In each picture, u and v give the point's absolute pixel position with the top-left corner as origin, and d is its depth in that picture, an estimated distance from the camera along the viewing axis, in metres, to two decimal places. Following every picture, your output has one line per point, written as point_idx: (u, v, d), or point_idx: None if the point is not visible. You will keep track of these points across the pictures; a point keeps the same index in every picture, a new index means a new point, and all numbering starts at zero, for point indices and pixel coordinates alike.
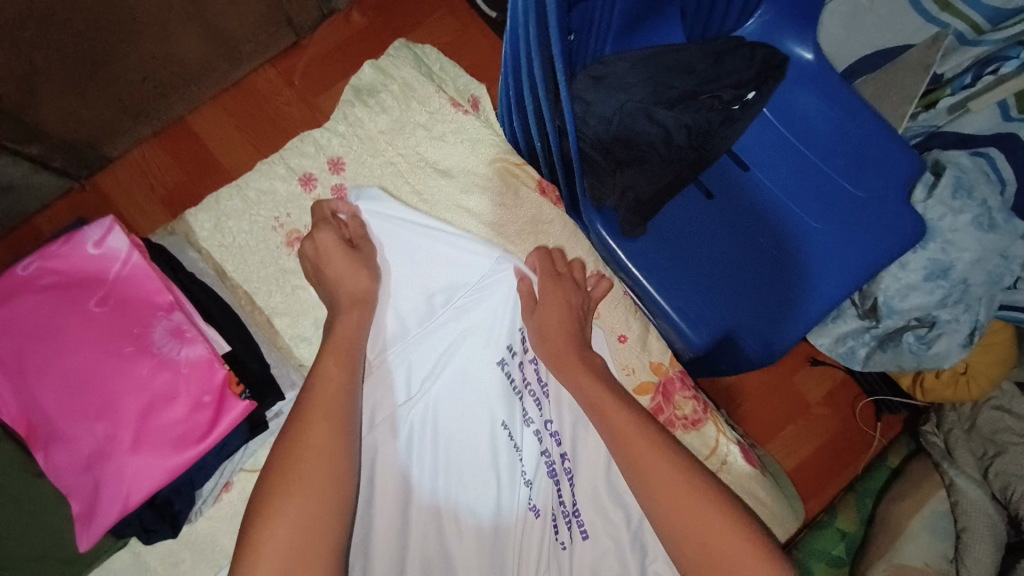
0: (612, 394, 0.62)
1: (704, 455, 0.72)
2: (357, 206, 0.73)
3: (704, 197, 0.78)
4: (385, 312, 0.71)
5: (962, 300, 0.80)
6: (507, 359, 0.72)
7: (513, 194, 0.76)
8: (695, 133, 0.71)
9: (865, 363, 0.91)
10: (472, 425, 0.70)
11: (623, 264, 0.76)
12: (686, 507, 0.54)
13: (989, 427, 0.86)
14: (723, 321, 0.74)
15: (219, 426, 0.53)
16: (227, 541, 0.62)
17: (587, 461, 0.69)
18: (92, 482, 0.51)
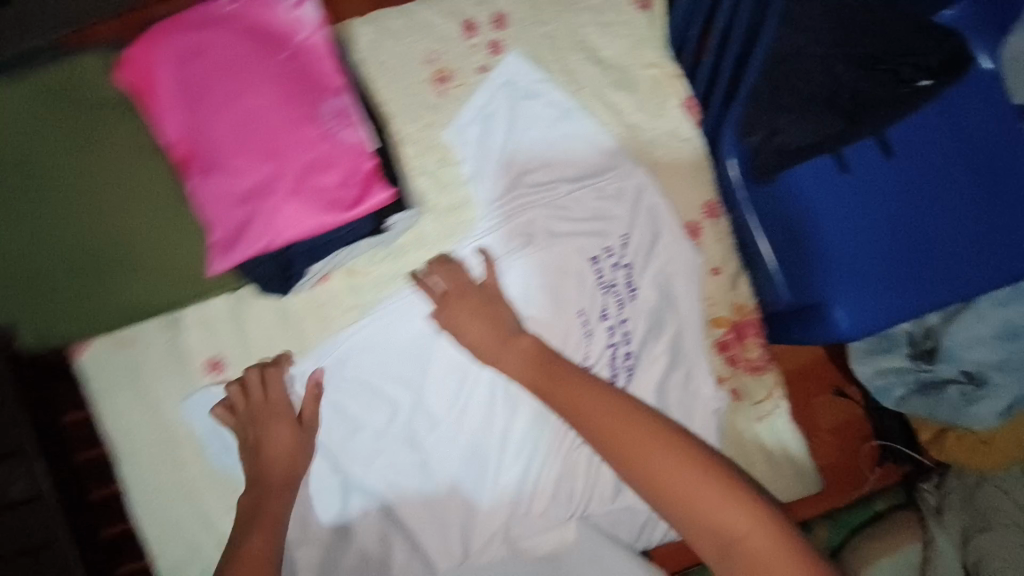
0: (609, 406, 0.67)
1: (757, 399, 0.77)
2: (505, 71, 0.76)
3: (839, 168, 0.75)
4: (510, 175, 0.76)
5: (1020, 369, 0.84)
6: (600, 257, 0.75)
7: (658, 103, 0.77)
8: (859, 99, 0.73)
9: (896, 403, 0.91)
10: (555, 304, 0.75)
11: (742, 203, 0.75)
12: (700, 504, 0.61)
13: (985, 503, 0.86)
14: (825, 286, 0.72)
15: (362, 205, 0.59)
16: (319, 317, 0.75)
17: (650, 368, 0.75)
18: (248, 212, 0.58)
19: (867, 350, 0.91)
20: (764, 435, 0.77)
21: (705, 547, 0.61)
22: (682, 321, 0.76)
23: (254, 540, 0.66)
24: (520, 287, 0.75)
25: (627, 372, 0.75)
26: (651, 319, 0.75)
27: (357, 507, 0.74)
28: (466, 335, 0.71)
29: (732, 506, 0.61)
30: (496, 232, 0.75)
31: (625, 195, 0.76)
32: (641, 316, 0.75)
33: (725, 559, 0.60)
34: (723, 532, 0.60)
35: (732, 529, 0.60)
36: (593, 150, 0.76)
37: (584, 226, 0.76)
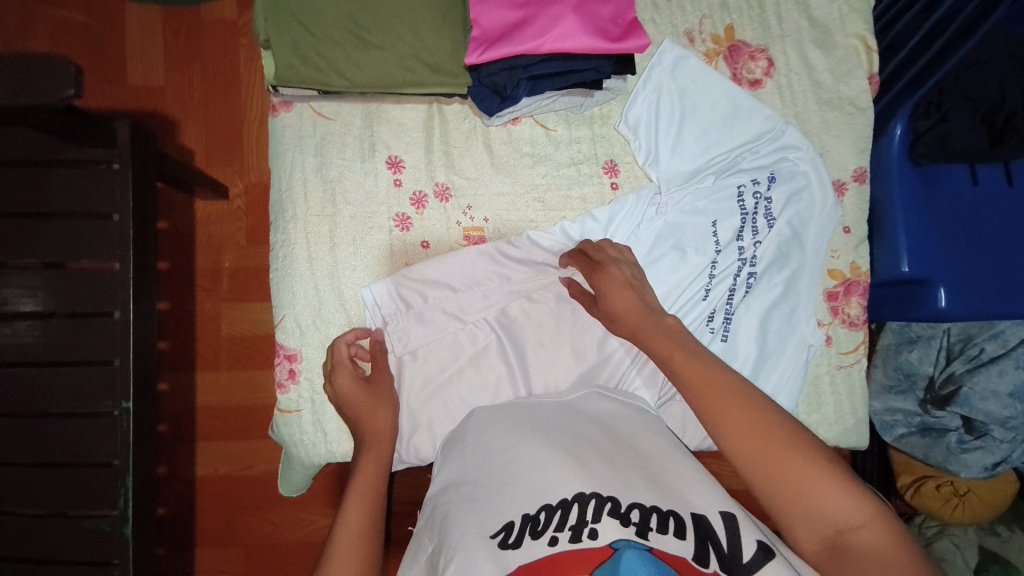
0: (739, 402, 0.56)
1: (844, 350, 0.86)
2: (668, 51, 0.82)
3: (968, 181, 0.86)
4: (679, 110, 0.82)
5: (1016, 429, 1.03)
6: (747, 185, 0.84)
7: (849, 70, 0.84)
8: (1008, 123, 0.79)
9: (896, 439, 1.11)
10: (694, 211, 0.83)
11: (887, 181, 0.86)
12: (813, 492, 0.51)
13: (939, 552, 1.11)
14: (932, 269, 0.83)
15: (619, 44, 0.67)
16: (498, 152, 0.81)
17: (762, 294, 0.84)
18: (523, 15, 0.66)
19: (882, 391, 1.11)
20: (841, 382, 0.86)
21: (814, 546, 0.50)
22: (802, 260, 0.84)
23: (350, 513, 0.62)
24: (676, 196, 0.82)
25: (736, 290, 0.83)
26: (779, 251, 0.84)
27: (479, 331, 0.80)
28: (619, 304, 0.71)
29: (855, 498, 0.50)
30: (659, 143, 0.82)
31: (787, 140, 0.83)
32: (769, 247, 0.83)
33: (840, 559, 0.48)
34: (841, 528, 0.49)
35: (849, 522, 0.49)
36: (756, 111, 0.83)
37: (732, 159, 0.84)
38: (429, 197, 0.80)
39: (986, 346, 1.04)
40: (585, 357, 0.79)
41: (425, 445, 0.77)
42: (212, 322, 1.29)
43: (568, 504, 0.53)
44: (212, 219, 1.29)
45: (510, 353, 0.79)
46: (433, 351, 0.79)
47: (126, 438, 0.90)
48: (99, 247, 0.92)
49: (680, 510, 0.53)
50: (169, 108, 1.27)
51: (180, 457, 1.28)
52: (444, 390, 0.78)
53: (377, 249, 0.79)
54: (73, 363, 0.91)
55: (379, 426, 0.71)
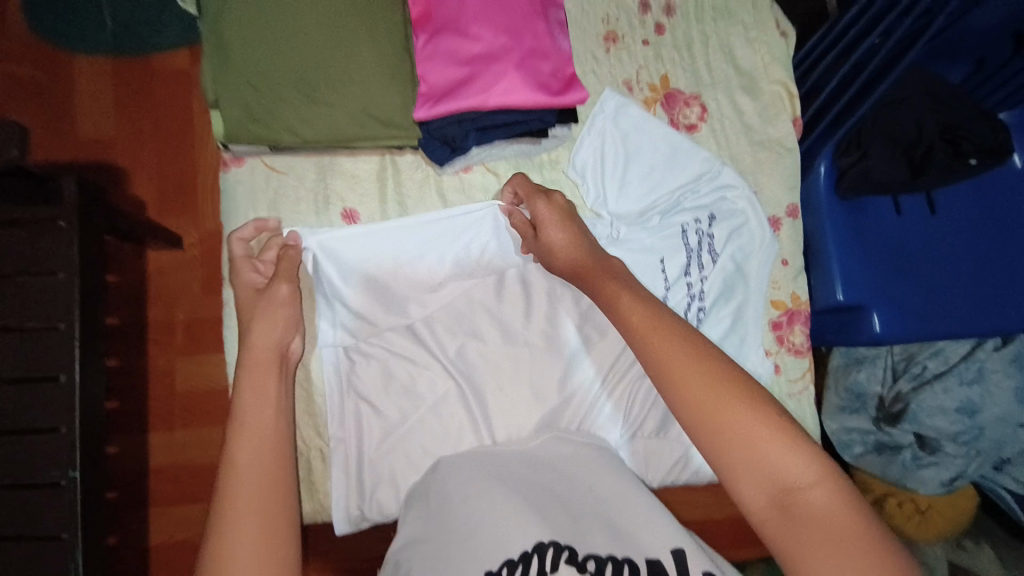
0: (689, 356, 0.57)
1: (792, 378, 0.89)
2: (609, 101, 0.86)
3: (893, 211, 0.93)
4: (621, 154, 0.87)
5: (967, 444, 1.08)
6: (689, 224, 0.88)
7: (775, 113, 0.91)
8: (920, 157, 0.86)
9: (855, 458, 1.14)
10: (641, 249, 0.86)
11: (819, 215, 0.92)
12: (765, 450, 0.51)
13: None
14: (865, 295, 0.88)
15: (561, 99, 0.71)
16: (449, 199, 0.83)
17: (712, 328, 0.87)
18: (468, 72, 0.69)
19: (840, 411, 1.15)
20: (792, 409, 0.88)
21: (761, 504, 0.51)
22: (747, 295, 0.88)
23: (238, 434, 0.59)
24: (622, 236, 0.86)
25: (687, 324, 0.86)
26: (725, 286, 0.87)
27: (439, 377, 0.80)
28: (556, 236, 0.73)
29: (804, 457, 0.51)
30: (603, 185, 0.86)
31: (725, 181, 0.89)
32: (715, 283, 0.87)
33: (786, 517, 0.49)
34: (789, 486, 0.50)
35: (799, 481, 0.50)
36: (693, 154, 0.88)
37: (672, 199, 0.88)
38: (383, 247, 0.81)
39: (928, 363, 1.10)
40: (547, 399, 0.80)
41: (386, 499, 0.77)
42: (164, 377, 1.24)
43: (521, 559, 0.54)
44: (163, 270, 1.26)
45: (471, 400, 0.79)
46: (393, 398, 0.79)
47: (72, 511, 0.86)
48: (44, 307, 0.89)
49: (635, 556, 0.54)
50: (119, 159, 1.25)
51: (130, 524, 1.21)
52: (405, 438, 0.78)
53: (331, 300, 0.79)
54: (11, 433, 0.86)
55: (257, 341, 0.67)
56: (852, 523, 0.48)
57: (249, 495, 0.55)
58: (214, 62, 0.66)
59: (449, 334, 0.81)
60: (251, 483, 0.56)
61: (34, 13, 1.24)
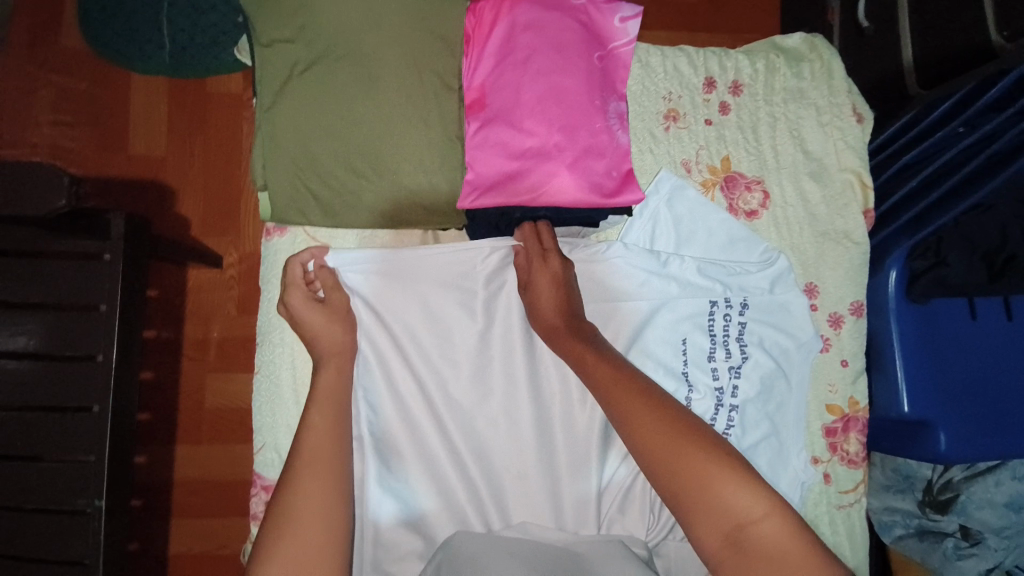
0: (651, 410, 0.62)
1: (843, 489, 0.83)
2: (664, 182, 0.82)
3: (967, 314, 0.85)
4: (668, 237, 0.83)
5: (1013, 539, 0.99)
6: (719, 304, 0.82)
7: (844, 204, 0.85)
8: (1003, 263, 0.80)
9: (894, 539, 1.05)
10: (684, 338, 0.82)
11: (885, 314, 0.84)
12: (717, 487, 0.57)
13: None
14: (931, 408, 0.81)
15: (612, 199, 0.70)
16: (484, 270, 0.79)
17: (750, 429, 0.81)
18: (517, 166, 0.68)
19: (883, 490, 1.07)
20: (840, 522, 0.82)
21: (714, 542, 0.56)
22: (787, 394, 0.83)
23: (313, 415, 0.67)
24: (660, 322, 0.81)
25: (728, 425, 0.81)
26: (763, 382, 0.82)
27: (456, 457, 0.75)
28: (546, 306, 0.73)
29: (752, 495, 0.56)
30: (642, 262, 0.81)
31: (782, 274, 0.83)
32: (753, 379, 0.82)
33: (736, 553, 0.55)
34: (741, 524, 0.56)
35: (750, 518, 0.56)
36: (731, 234, 0.83)
37: (705, 277, 0.82)
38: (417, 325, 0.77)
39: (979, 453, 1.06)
40: (561, 494, 0.75)
41: None
42: (193, 402, 1.25)
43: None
44: (200, 293, 1.27)
45: (474, 467, 0.75)
46: (396, 461, 0.75)
47: (98, 541, 0.86)
48: (84, 339, 0.89)
49: None
50: (170, 180, 1.26)
51: (151, 544, 1.22)
52: (401, 506, 0.73)
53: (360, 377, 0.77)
54: (46, 460, 0.87)
55: (336, 342, 0.71)
56: (796, 550, 0.54)
57: (320, 466, 0.64)
58: (265, 146, 0.68)
59: (458, 392, 0.77)
60: (319, 454, 0.65)
61: (95, 31, 1.26)
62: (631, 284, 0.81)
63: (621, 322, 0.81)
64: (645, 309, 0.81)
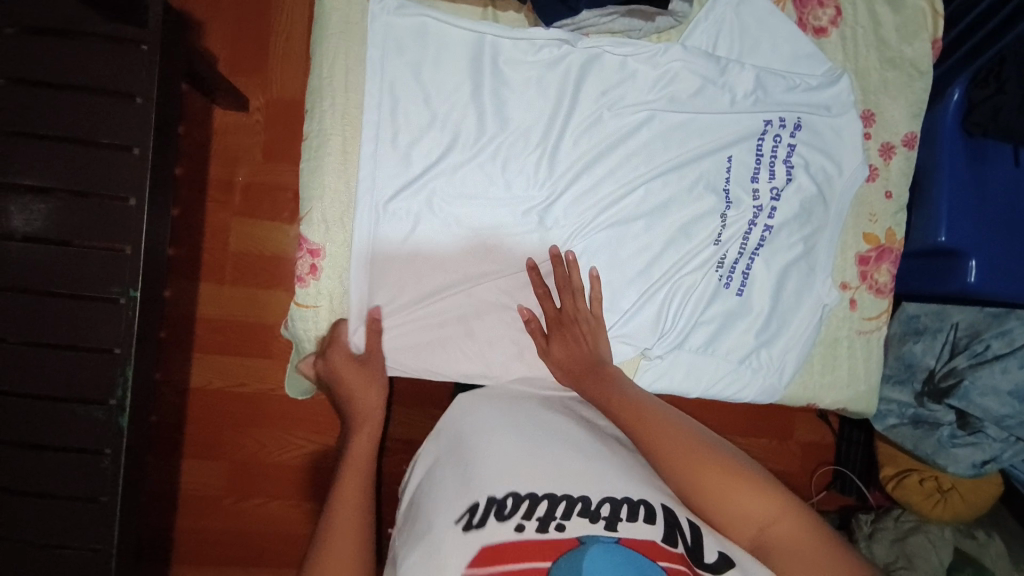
0: (667, 426, 0.62)
1: (867, 316, 0.84)
2: None
3: (1015, 161, 0.83)
4: (729, 43, 0.79)
5: (1011, 426, 1.09)
6: (773, 124, 0.79)
7: (914, 32, 0.82)
8: None
9: (889, 427, 1.19)
10: (729, 154, 0.79)
11: (936, 147, 0.84)
12: (737, 499, 0.55)
13: (911, 546, 1.27)
14: (971, 241, 0.80)
15: None
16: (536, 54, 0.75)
17: (782, 251, 0.82)
18: None
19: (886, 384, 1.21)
20: (858, 347, 0.85)
21: (743, 544, 0.55)
22: (823, 221, 0.82)
23: (357, 403, 0.72)
24: (706, 133, 0.79)
25: (760, 243, 0.81)
26: (802, 205, 0.81)
27: (496, 245, 0.78)
28: (556, 351, 0.77)
29: (771, 498, 0.55)
30: (700, 67, 0.77)
31: (839, 93, 0.81)
32: (793, 202, 0.80)
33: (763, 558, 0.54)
34: (761, 527, 0.54)
35: (768, 520, 0.54)
36: (796, 50, 0.80)
37: (759, 93, 0.79)
38: (461, 100, 0.74)
39: (992, 342, 1.10)
40: None
41: (443, 359, 0.79)
42: (219, 233, 1.23)
43: (541, 498, 0.55)
44: (227, 127, 1.22)
45: (508, 261, 0.78)
46: (434, 243, 0.77)
47: (129, 331, 0.79)
48: (118, 126, 0.78)
49: (651, 499, 0.56)
50: (197, 11, 1.19)
51: (176, 371, 1.24)
52: (439, 285, 0.78)
53: (406, 154, 0.74)
54: (73, 244, 0.78)
55: (365, 407, 0.71)
56: (816, 551, 0.52)
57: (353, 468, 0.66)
58: None
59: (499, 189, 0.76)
60: (357, 459, 0.67)
61: None
62: (683, 91, 0.78)
63: (679, 135, 0.78)
64: (692, 119, 0.78)
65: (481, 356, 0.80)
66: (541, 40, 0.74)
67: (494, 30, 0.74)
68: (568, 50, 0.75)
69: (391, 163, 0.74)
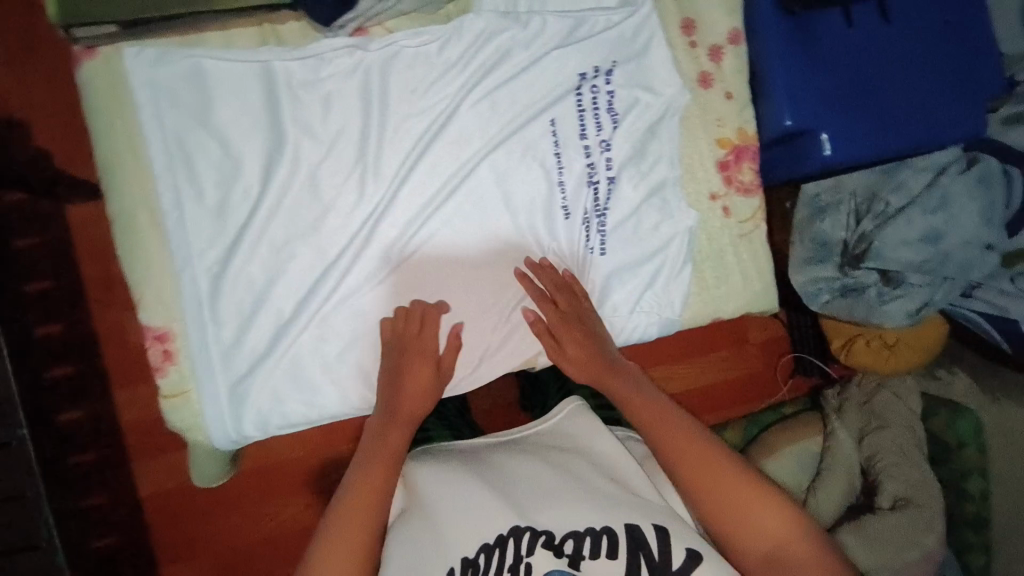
0: (687, 435, 0.68)
1: (742, 218, 0.86)
2: None
3: (830, 26, 0.84)
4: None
5: (931, 267, 1.27)
6: (586, 76, 0.79)
7: None
8: None
9: (825, 304, 1.32)
10: (552, 119, 0.79)
11: (761, 31, 0.82)
12: (751, 517, 0.62)
13: (876, 405, 1.37)
14: (814, 115, 0.81)
15: None
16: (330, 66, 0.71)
17: (629, 198, 0.83)
18: None
19: (810, 266, 1.34)
20: (743, 251, 0.86)
21: (752, 560, 0.61)
22: (660, 153, 0.83)
23: (391, 432, 0.71)
24: (526, 100, 0.78)
25: (608, 198, 0.83)
26: (634, 147, 0.82)
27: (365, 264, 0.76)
28: (570, 349, 0.78)
29: (781, 515, 0.62)
30: (502, 28, 0.75)
31: (644, 19, 0.79)
32: (625, 146, 0.82)
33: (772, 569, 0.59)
34: (776, 543, 0.61)
35: (782, 535, 0.61)
36: None
37: (564, 41, 0.77)
38: (268, 138, 0.70)
39: (890, 199, 1.28)
40: (466, 310, 0.81)
41: (348, 392, 0.77)
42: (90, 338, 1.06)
43: (508, 537, 0.60)
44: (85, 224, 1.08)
45: (381, 280, 0.77)
46: (295, 290, 0.74)
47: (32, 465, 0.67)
48: None
49: (614, 524, 0.60)
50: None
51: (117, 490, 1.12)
52: (319, 327, 0.75)
53: (236, 208, 0.71)
54: None
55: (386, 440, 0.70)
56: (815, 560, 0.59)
57: (377, 485, 0.66)
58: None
59: (339, 217, 0.74)
60: (371, 487, 0.66)
61: None
62: (489, 60, 0.75)
63: (501, 109, 0.78)
64: (507, 91, 0.77)
65: (372, 385, 0.77)
66: (329, 53, 0.70)
67: (275, 54, 0.69)
68: (359, 53, 0.71)
69: (219, 221, 0.70)
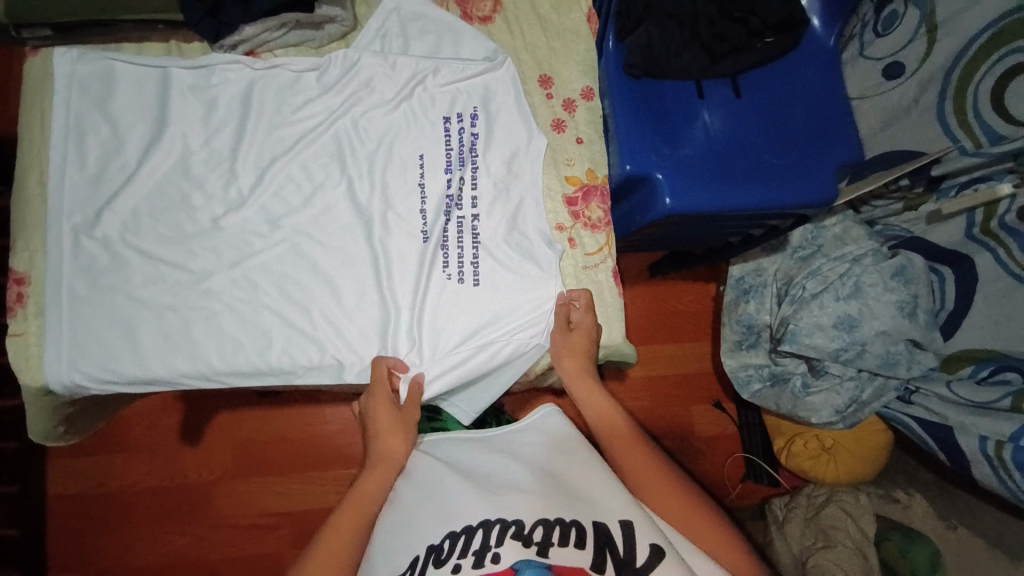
0: (655, 461, 0.67)
1: (589, 251, 0.90)
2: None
3: (680, 96, 0.93)
4: (399, 41, 0.90)
5: (850, 357, 1.19)
6: (451, 118, 0.89)
7: (566, 8, 0.95)
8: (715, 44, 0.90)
9: (753, 393, 1.32)
10: (422, 153, 0.89)
11: (610, 92, 0.92)
12: (719, 546, 0.59)
13: (828, 520, 1.26)
14: (655, 164, 0.88)
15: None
16: (219, 77, 0.85)
17: (486, 229, 0.88)
18: None
19: (736, 350, 1.33)
20: (585, 282, 0.89)
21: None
22: (524, 190, 0.89)
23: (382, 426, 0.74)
24: (389, 125, 0.88)
25: (464, 225, 0.88)
26: (498, 188, 0.89)
27: (217, 246, 0.83)
28: (577, 335, 0.83)
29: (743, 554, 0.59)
30: (376, 66, 0.88)
31: (504, 75, 0.91)
32: (488, 184, 0.89)
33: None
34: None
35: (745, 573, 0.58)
36: (467, 41, 0.91)
37: (429, 81, 0.89)
38: (156, 130, 0.83)
39: (807, 284, 1.22)
40: (304, 304, 0.84)
41: (181, 363, 0.80)
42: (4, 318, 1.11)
43: (476, 527, 0.56)
44: None
45: (233, 268, 0.83)
46: (148, 258, 0.82)
47: None
48: None
49: (582, 519, 0.56)
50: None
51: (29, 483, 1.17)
52: (166, 295, 0.81)
53: (111, 181, 0.82)
54: None
55: (388, 451, 0.71)
56: None
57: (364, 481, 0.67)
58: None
59: (203, 197, 0.84)
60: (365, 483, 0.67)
61: None
62: (359, 88, 0.88)
63: (368, 130, 0.88)
64: (375, 117, 0.88)
65: (202, 358, 0.80)
66: (219, 65, 0.84)
67: (173, 63, 0.84)
68: (247, 69, 0.85)
69: (95, 189, 0.81)
